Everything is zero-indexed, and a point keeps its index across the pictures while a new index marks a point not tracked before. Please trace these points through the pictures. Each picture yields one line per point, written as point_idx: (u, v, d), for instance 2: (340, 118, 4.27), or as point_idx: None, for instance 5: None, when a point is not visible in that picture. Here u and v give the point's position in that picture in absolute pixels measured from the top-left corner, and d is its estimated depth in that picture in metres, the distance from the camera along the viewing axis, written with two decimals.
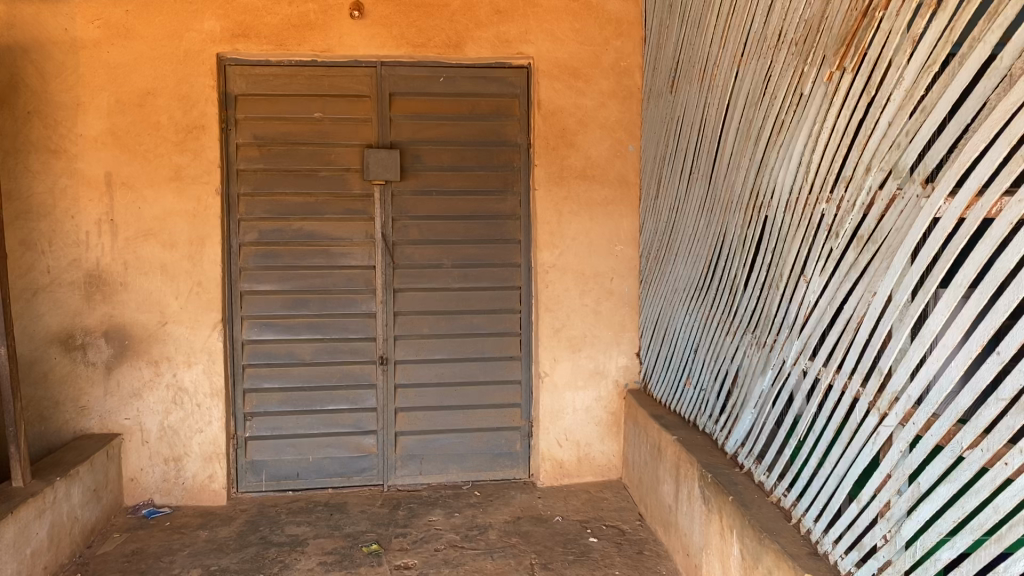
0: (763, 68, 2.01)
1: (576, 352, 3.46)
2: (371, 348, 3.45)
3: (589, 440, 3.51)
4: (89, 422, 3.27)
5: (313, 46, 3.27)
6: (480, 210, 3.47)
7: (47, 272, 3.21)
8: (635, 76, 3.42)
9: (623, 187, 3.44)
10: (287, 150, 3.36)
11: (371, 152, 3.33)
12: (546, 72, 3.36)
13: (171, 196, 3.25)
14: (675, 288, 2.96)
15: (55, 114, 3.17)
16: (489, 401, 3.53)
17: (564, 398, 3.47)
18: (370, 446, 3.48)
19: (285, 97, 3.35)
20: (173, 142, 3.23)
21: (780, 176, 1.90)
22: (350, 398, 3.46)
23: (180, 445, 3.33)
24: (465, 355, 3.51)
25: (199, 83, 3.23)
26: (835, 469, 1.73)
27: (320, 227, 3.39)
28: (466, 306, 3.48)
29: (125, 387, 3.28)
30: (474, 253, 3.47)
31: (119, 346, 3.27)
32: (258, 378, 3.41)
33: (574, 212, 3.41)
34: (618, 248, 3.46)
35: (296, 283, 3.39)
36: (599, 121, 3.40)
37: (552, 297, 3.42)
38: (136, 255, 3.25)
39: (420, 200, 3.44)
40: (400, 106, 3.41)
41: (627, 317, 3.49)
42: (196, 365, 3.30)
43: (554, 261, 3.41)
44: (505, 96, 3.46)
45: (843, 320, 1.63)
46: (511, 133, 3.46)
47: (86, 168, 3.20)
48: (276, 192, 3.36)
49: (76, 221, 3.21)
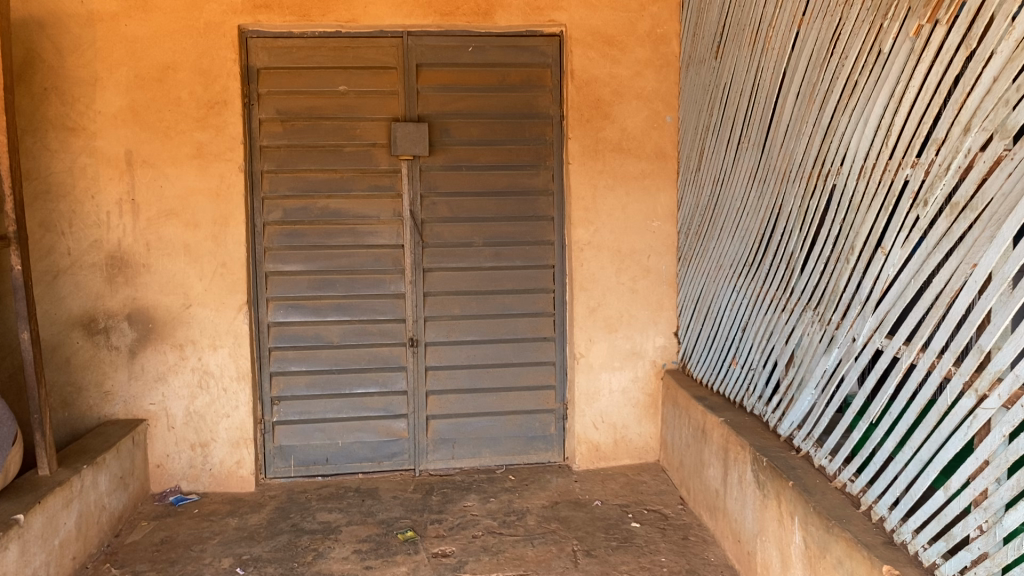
0: (831, 26, 1.88)
1: (612, 333, 3.34)
2: (401, 330, 3.35)
3: (626, 423, 3.39)
4: (113, 407, 3.18)
5: (337, 16, 3.16)
6: (512, 185, 3.34)
7: (68, 254, 3.12)
8: (672, 43, 3.28)
9: (660, 159, 3.32)
10: (311, 125, 3.25)
11: (398, 126, 3.21)
12: (580, 40, 3.23)
13: (193, 174, 3.14)
14: (719, 265, 2.85)
15: (73, 90, 3.06)
16: (523, 383, 3.42)
17: (599, 380, 3.36)
18: (400, 431, 3.39)
19: (309, 70, 3.24)
20: (195, 118, 3.12)
21: (853, 141, 1.77)
22: (380, 380, 3.36)
23: (207, 430, 3.24)
24: (498, 336, 3.39)
25: (220, 57, 3.11)
26: (919, 455, 1.62)
27: (347, 205, 3.28)
28: (497, 286, 3.37)
29: (150, 371, 3.20)
30: (505, 230, 3.36)
31: (143, 330, 3.18)
32: (285, 361, 3.31)
33: (610, 186, 3.28)
34: (655, 224, 3.33)
35: (323, 263, 3.29)
36: (634, 91, 3.27)
37: (587, 275, 3.30)
38: (158, 236, 3.15)
39: (449, 176, 3.31)
40: (427, 77, 3.28)
41: (664, 295, 3.37)
42: (222, 348, 3.21)
43: (589, 238, 3.29)
44: (536, 66, 3.32)
45: (931, 295, 1.51)
46: (543, 105, 3.33)
47: (106, 146, 3.10)
48: (301, 168, 3.26)
49: (96, 201, 3.12)
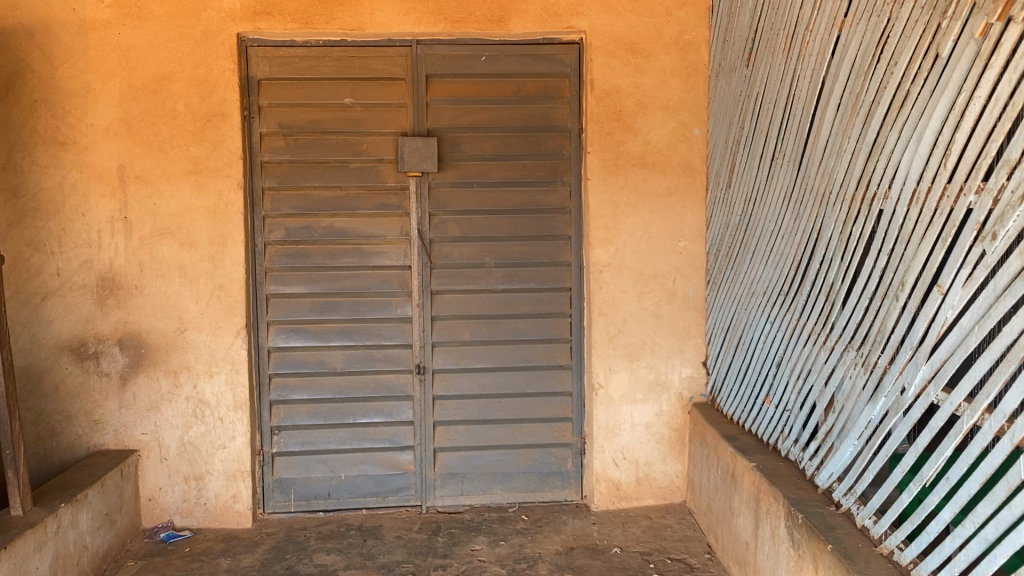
0: (877, 29, 1.64)
1: (634, 362, 3.09)
2: (407, 356, 3.13)
3: (649, 460, 3.14)
4: (103, 437, 3.01)
5: (342, 24, 2.97)
6: (528, 203, 3.11)
7: (57, 275, 2.96)
8: (700, 50, 3.04)
9: (688, 175, 3.07)
10: (315, 139, 3.06)
11: (405, 141, 3.01)
12: (600, 48, 3.00)
13: (189, 191, 2.97)
14: (751, 293, 2.60)
15: (64, 102, 2.92)
16: (538, 415, 3.18)
17: (620, 413, 3.11)
18: (406, 464, 3.17)
19: (313, 80, 3.05)
20: (191, 131, 2.95)
21: (903, 160, 1.53)
22: (385, 410, 3.14)
23: (201, 462, 3.05)
24: (511, 363, 3.16)
25: (218, 67, 2.94)
26: (983, 533, 1.37)
27: (352, 223, 3.08)
28: (511, 310, 3.14)
29: (141, 399, 3.02)
30: (520, 251, 3.13)
31: (135, 355, 3.01)
32: (286, 389, 3.11)
33: (632, 204, 3.05)
34: (681, 244, 3.08)
35: (326, 285, 3.09)
36: (659, 102, 3.03)
37: (607, 300, 3.06)
38: (152, 255, 2.98)
39: (460, 193, 3.10)
40: (437, 89, 3.08)
41: (691, 321, 3.11)
42: (218, 376, 3.02)
43: (609, 260, 3.05)
44: (555, 76, 3.10)
45: (999, 347, 1.26)
46: (561, 117, 3.11)
47: (98, 161, 2.94)
48: (304, 185, 3.07)
49: (87, 219, 2.96)
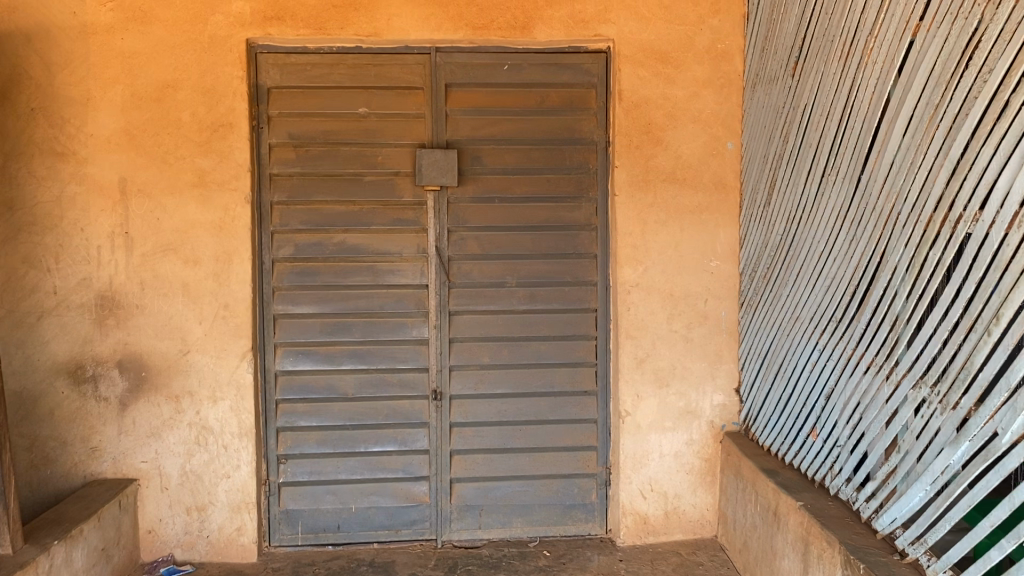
0: (964, 33, 1.49)
1: (663, 388, 2.92)
2: (423, 381, 2.96)
3: (679, 492, 2.97)
4: (100, 465, 2.84)
5: (357, 30, 2.82)
6: (552, 219, 2.95)
7: (54, 293, 2.79)
8: (734, 60, 2.89)
9: (720, 191, 2.91)
10: (327, 151, 2.90)
11: (423, 153, 2.85)
12: (629, 57, 2.85)
13: (194, 205, 2.81)
14: (793, 317, 2.44)
15: (63, 110, 2.76)
16: (561, 444, 3.01)
17: (648, 442, 2.94)
18: (421, 495, 2.99)
19: (325, 89, 2.89)
20: (196, 142, 2.80)
21: (1002, 178, 1.37)
22: (399, 438, 2.97)
23: (204, 492, 2.87)
24: (533, 389, 2.99)
25: (226, 74, 2.79)
26: None
27: (365, 240, 2.92)
28: (533, 332, 2.97)
29: (141, 425, 2.85)
30: (542, 269, 2.96)
31: (135, 378, 2.84)
32: (294, 415, 2.94)
33: (662, 221, 2.88)
34: (714, 264, 2.92)
35: (337, 305, 2.92)
36: (691, 114, 2.87)
37: (635, 322, 2.89)
38: (154, 273, 2.82)
39: (480, 208, 2.94)
40: (457, 98, 2.92)
41: (723, 345, 2.94)
42: (222, 401, 2.85)
43: (637, 280, 2.88)
44: (580, 86, 2.94)
45: None
46: (587, 129, 2.94)
47: (98, 173, 2.78)
48: (315, 199, 2.90)
49: (86, 234, 2.79)
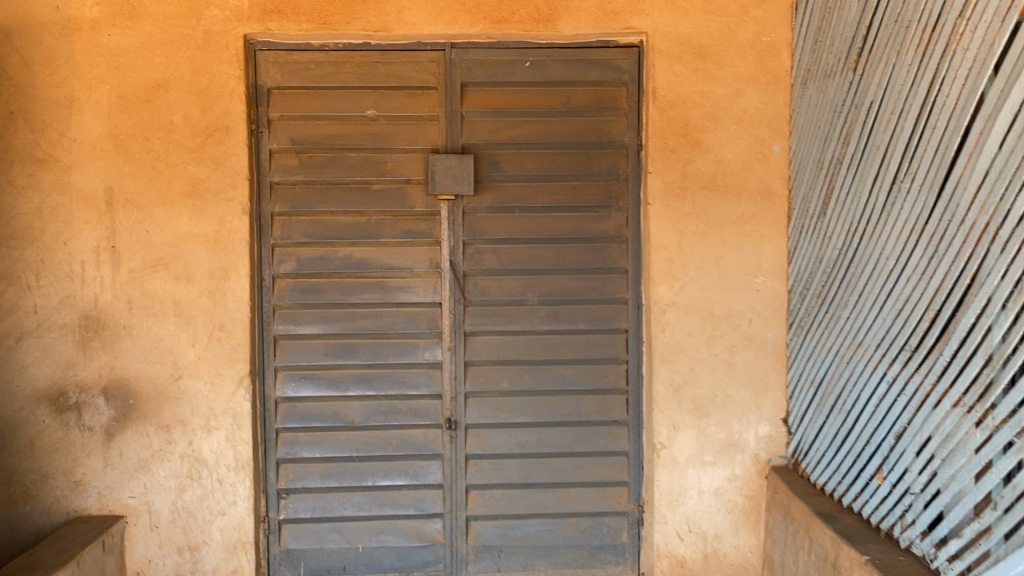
0: None
1: (702, 419, 2.64)
2: (437, 409, 2.70)
3: (719, 532, 2.67)
4: (84, 501, 2.59)
5: (365, 24, 2.58)
6: (578, 231, 2.68)
7: (34, 313, 2.56)
8: (781, 54, 2.61)
9: (766, 200, 2.62)
10: (332, 157, 2.65)
11: (437, 159, 2.59)
12: (664, 51, 2.59)
13: (186, 217, 2.57)
14: (852, 343, 2.15)
15: (45, 114, 2.53)
16: (588, 479, 2.72)
17: (686, 478, 2.65)
18: (434, 535, 2.72)
19: (331, 90, 2.64)
20: (190, 148, 2.56)
21: None
22: (410, 471, 2.70)
23: (197, 531, 2.62)
24: (557, 418, 2.71)
25: (221, 73, 2.55)
26: None
27: (373, 254, 2.66)
28: (557, 355, 2.70)
29: (129, 458, 2.60)
30: (567, 287, 2.69)
31: (122, 406, 2.59)
32: (296, 445, 2.68)
33: (700, 233, 2.61)
34: (759, 280, 2.63)
35: (343, 325, 2.66)
36: (733, 114, 2.60)
37: (670, 345, 2.62)
38: (143, 290, 2.58)
39: (499, 219, 2.67)
40: (474, 99, 2.66)
41: (769, 371, 2.65)
42: (217, 431, 2.60)
43: (672, 298, 2.61)
44: (610, 84, 2.67)
45: None
46: (617, 131, 2.67)
47: (82, 182, 2.55)
48: (319, 210, 2.65)
49: (69, 248, 2.56)
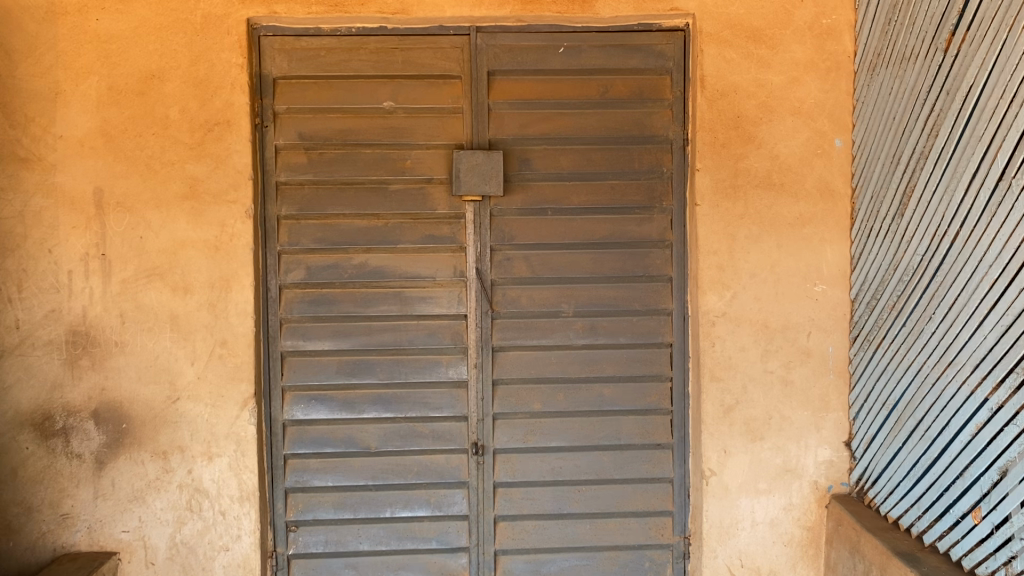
0: None
1: (756, 443, 2.38)
2: (462, 432, 2.44)
3: (775, 568, 2.41)
4: (73, 536, 2.34)
5: (381, 6, 2.33)
6: (617, 235, 2.42)
7: (17, 328, 2.31)
8: (843, 38, 2.35)
9: (827, 199, 2.36)
10: (345, 154, 2.39)
11: (461, 155, 2.34)
12: (713, 35, 2.33)
13: (184, 221, 2.31)
14: (942, 361, 1.89)
15: (26, 107, 2.28)
16: (629, 508, 2.47)
17: (738, 508, 2.39)
18: (459, 571, 2.46)
19: (343, 80, 2.39)
20: (187, 145, 2.30)
21: None
22: (432, 501, 2.45)
23: (198, 569, 2.36)
24: (594, 442, 2.45)
25: (222, 61, 2.30)
26: None
27: (392, 261, 2.41)
28: (595, 372, 2.44)
29: (122, 488, 2.35)
30: (605, 297, 2.43)
31: (114, 431, 2.34)
32: (306, 473, 2.42)
33: (754, 237, 2.35)
34: (819, 289, 2.37)
35: (357, 340, 2.41)
36: (790, 104, 2.34)
37: (721, 361, 2.36)
38: (137, 303, 2.32)
39: (530, 222, 2.41)
40: (502, 89, 2.40)
41: (831, 389, 2.39)
42: (219, 458, 2.35)
43: (723, 309, 2.35)
44: (651, 72, 2.41)
45: None
46: (660, 124, 2.41)
47: (69, 183, 2.30)
48: (330, 213, 2.39)
49: (54, 256, 2.31)
